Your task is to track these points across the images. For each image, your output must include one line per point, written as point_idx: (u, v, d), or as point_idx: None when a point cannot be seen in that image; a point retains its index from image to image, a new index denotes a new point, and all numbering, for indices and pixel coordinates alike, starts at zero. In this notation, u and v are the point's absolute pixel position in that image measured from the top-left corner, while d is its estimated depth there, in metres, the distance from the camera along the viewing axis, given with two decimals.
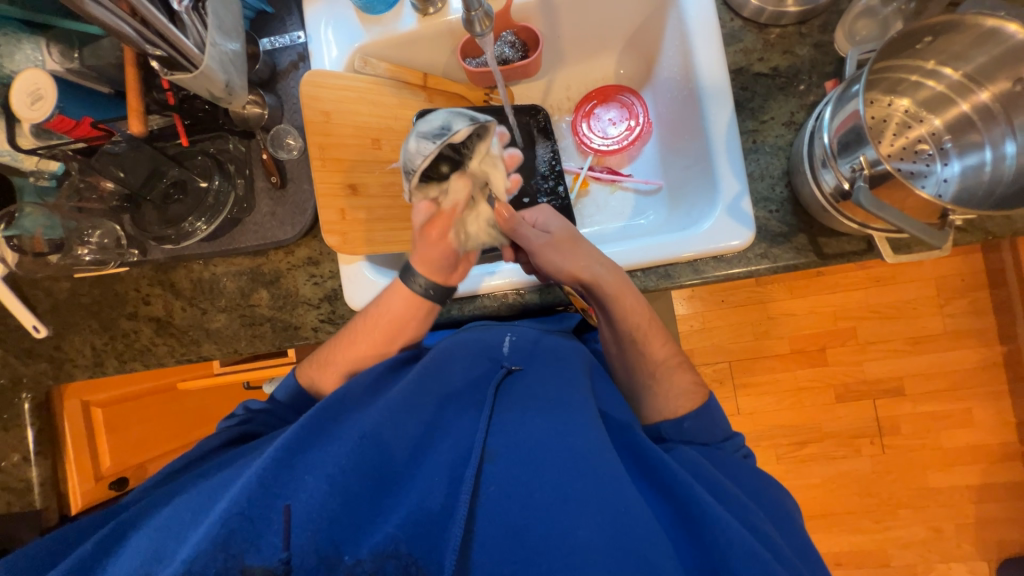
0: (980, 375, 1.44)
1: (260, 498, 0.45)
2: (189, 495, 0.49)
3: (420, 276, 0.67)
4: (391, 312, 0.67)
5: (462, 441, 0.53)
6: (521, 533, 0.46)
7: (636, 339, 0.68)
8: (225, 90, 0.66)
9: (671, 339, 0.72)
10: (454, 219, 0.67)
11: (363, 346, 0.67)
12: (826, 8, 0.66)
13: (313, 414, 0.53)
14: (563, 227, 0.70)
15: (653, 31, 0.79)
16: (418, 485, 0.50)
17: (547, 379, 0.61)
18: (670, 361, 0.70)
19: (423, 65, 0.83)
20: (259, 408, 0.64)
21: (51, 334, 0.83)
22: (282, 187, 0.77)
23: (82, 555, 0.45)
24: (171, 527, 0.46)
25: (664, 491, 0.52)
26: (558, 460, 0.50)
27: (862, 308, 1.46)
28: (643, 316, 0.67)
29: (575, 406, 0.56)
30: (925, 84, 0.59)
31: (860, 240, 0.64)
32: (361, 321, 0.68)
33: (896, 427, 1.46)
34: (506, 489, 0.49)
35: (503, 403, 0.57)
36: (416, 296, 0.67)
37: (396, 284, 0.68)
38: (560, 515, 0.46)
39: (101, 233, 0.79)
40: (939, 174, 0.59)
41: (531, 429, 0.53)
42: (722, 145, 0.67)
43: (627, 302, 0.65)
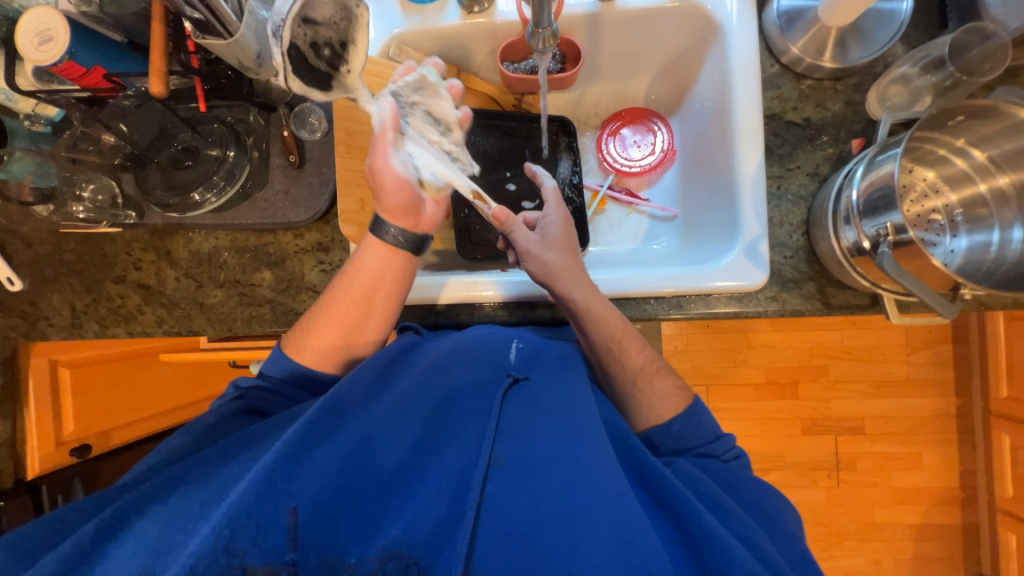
0: (934, 423, 1.52)
1: (261, 501, 0.43)
2: (191, 491, 0.47)
3: (392, 226, 0.62)
4: (366, 270, 0.62)
5: (468, 448, 0.52)
6: (526, 543, 0.46)
7: (613, 349, 0.66)
8: (256, 61, 0.62)
9: (648, 345, 0.69)
10: (391, 142, 0.61)
11: (342, 304, 0.62)
12: (862, 69, 0.68)
13: (318, 409, 0.51)
14: (561, 220, 0.72)
15: (690, 62, 0.80)
16: (424, 491, 0.49)
17: (555, 388, 0.59)
18: (648, 368, 0.67)
19: (457, 60, 0.81)
20: (251, 384, 0.61)
21: (27, 289, 0.78)
22: (300, 167, 0.74)
23: (84, 536, 0.44)
24: (180, 516, 0.45)
25: (666, 508, 0.52)
26: (563, 471, 0.50)
27: (837, 348, 1.52)
28: (621, 326, 0.66)
29: (585, 416, 0.55)
30: (952, 160, 0.62)
31: (865, 294, 0.67)
32: (338, 282, 0.63)
33: (853, 463, 1.54)
34: (513, 498, 0.48)
35: (509, 411, 0.56)
36: (394, 248, 0.63)
37: (367, 240, 0.63)
38: (569, 528, 0.46)
39: (95, 187, 0.74)
40: (947, 245, 0.62)
41: (538, 438, 0.53)
42: (748, 186, 0.68)
43: (600, 311, 0.65)
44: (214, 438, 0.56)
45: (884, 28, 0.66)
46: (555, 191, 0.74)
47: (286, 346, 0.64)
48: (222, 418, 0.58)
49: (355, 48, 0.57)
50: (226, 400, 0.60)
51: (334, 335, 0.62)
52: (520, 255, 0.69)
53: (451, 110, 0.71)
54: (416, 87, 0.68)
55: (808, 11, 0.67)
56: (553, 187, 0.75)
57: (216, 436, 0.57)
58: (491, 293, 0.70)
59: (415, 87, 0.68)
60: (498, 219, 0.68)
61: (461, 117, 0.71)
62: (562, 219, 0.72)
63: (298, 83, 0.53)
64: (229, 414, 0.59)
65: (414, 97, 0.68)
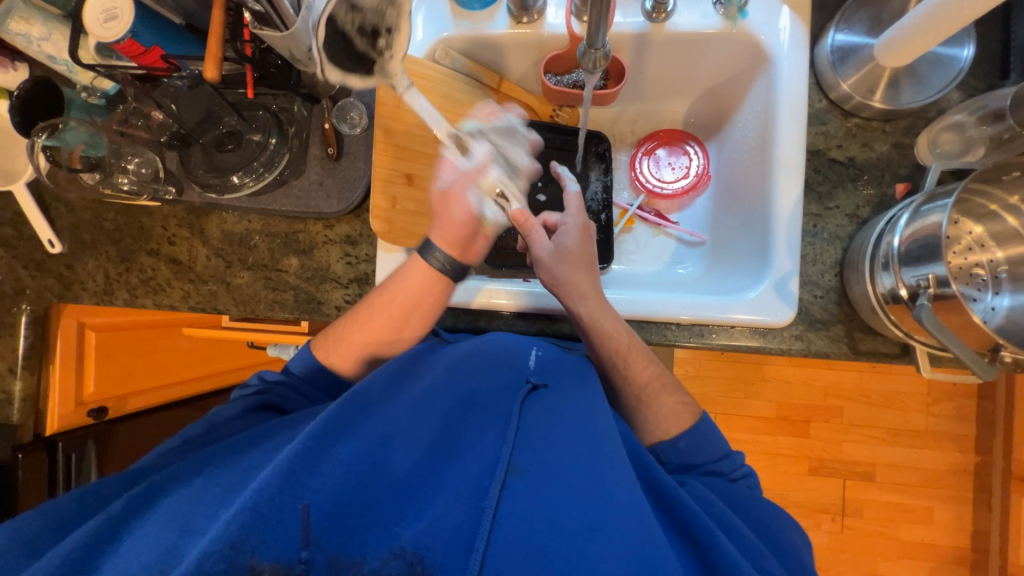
0: (949, 478, 1.47)
1: (281, 495, 0.44)
2: (211, 478, 0.48)
3: (439, 251, 0.63)
4: (406, 290, 0.63)
5: (487, 456, 0.52)
6: (542, 558, 0.45)
7: (618, 364, 0.65)
8: (306, 54, 0.64)
9: (656, 360, 0.68)
10: (472, 180, 0.66)
11: (380, 321, 0.63)
12: (914, 112, 0.67)
13: (340, 405, 0.52)
14: (580, 233, 0.70)
15: (734, 89, 0.79)
16: (443, 494, 0.49)
17: (575, 399, 0.58)
18: (655, 383, 0.66)
19: (501, 67, 0.81)
20: (275, 379, 0.62)
21: (65, 252, 0.81)
22: (336, 159, 0.76)
23: (109, 514, 0.45)
24: (202, 503, 0.46)
25: (685, 535, 0.51)
26: (582, 487, 0.49)
27: (854, 390, 1.48)
28: (627, 342, 0.65)
29: (604, 432, 0.54)
30: (1003, 216, 0.60)
31: (895, 343, 0.65)
32: (376, 296, 0.64)
33: (860, 510, 1.49)
34: (531, 511, 0.47)
35: (530, 420, 0.55)
36: (433, 271, 0.63)
37: (412, 260, 0.64)
38: (586, 549, 0.45)
39: (140, 161, 0.77)
40: (988, 301, 0.60)
41: (557, 450, 0.52)
42: (783, 220, 0.67)
43: (606, 326, 0.65)
44: (234, 425, 0.58)
45: (941, 74, 0.65)
46: (576, 199, 0.73)
47: (315, 348, 0.65)
48: (243, 405, 0.60)
49: (397, 33, 0.55)
50: (248, 391, 0.62)
51: (364, 345, 0.64)
52: (534, 261, 0.69)
53: (524, 159, 0.75)
54: (505, 129, 0.77)
55: (864, 49, 0.66)
56: (575, 194, 0.74)
57: (235, 423, 0.58)
58: (507, 303, 0.70)
59: (495, 130, 0.76)
60: (517, 221, 0.68)
61: (529, 146, 0.78)
62: (580, 231, 0.70)
63: (335, 73, 0.52)
64: (250, 404, 0.60)
65: (495, 137, 0.75)
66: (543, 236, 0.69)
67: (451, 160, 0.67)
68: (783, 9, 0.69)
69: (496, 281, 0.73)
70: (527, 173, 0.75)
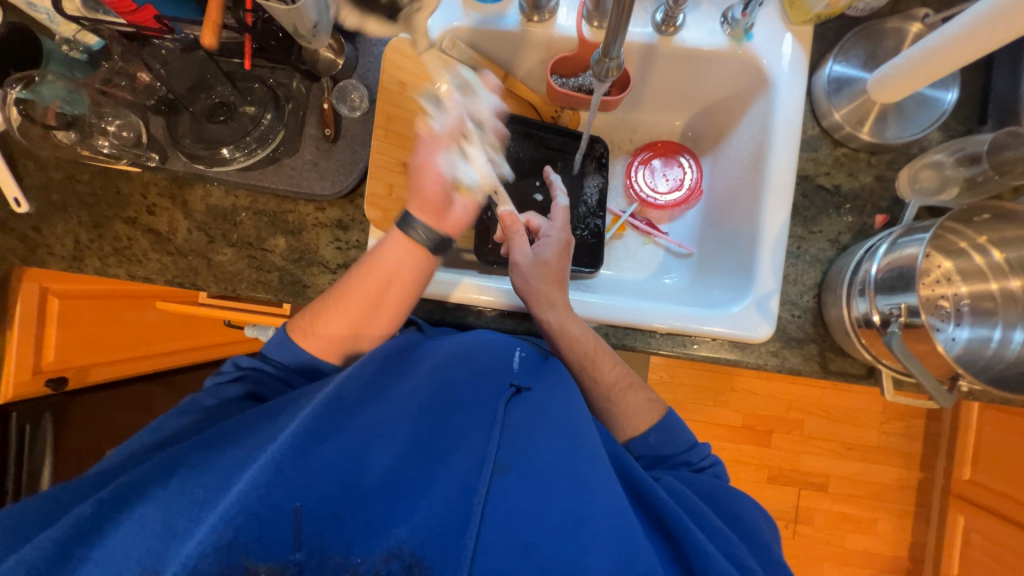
0: (894, 493, 1.56)
1: (271, 495, 0.43)
2: (193, 473, 0.47)
3: (417, 222, 0.62)
4: (385, 261, 0.62)
5: (473, 453, 0.53)
6: (530, 554, 0.45)
7: (585, 366, 0.67)
8: (311, 30, 0.62)
9: (622, 361, 0.70)
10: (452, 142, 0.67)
11: (357, 294, 0.62)
12: (898, 147, 0.70)
13: (321, 405, 0.51)
14: (557, 246, 0.72)
15: (733, 109, 0.81)
16: (433, 493, 0.49)
17: (557, 397, 0.59)
18: (622, 383, 0.68)
19: (507, 61, 0.81)
20: (249, 365, 0.62)
21: (32, 212, 0.76)
22: (333, 141, 0.74)
23: (85, 515, 0.44)
24: (186, 500, 0.45)
25: (662, 528, 0.53)
26: (565, 484, 0.50)
27: (815, 404, 1.55)
28: (593, 341, 0.68)
29: (585, 430, 0.55)
30: (970, 254, 0.64)
31: (862, 365, 0.69)
32: (354, 271, 0.63)
33: (811, 518, 1.57)
34: (516, 508, 0.48)
35: (512, 420, 0.56)
36: (415, 244, 0.63)
37: (391, 233, 0.63)
38: (571, 543, 0.46)
39: (122, 124, 0.73)
40: (949, 332, 0.64)
41: (540, 449, 0.53)
42: (769, 244, 0.70)
43: (573, 331, 0.67)
44: (218, 419, 0.58)
45: (926, 113, 0.68)
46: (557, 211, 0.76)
47: (291, 330, 0.64)
48: (229, 393, 0.60)
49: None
50: (225, 378, 0.61)
51: (343, 323, 0.62)
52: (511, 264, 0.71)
53: (485, 109, 0.74)
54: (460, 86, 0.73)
55: (858, 82, 0.69)
56: (564, 208, 0.77)
57: (223, 416, 0.58)
58: (488, 299, 0.70)
59: (460, 85, 0.73)
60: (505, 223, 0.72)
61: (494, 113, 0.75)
62: (560, 244, 0.73)
63: (355, 15, 0.61)
64: (235, 393, 0.60)
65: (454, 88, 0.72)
66: (524, 242, 0.72)
67: (425, 132, 0.66)
68: (788, 36, 0.71)
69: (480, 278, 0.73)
70: (494, 132, 0.73)
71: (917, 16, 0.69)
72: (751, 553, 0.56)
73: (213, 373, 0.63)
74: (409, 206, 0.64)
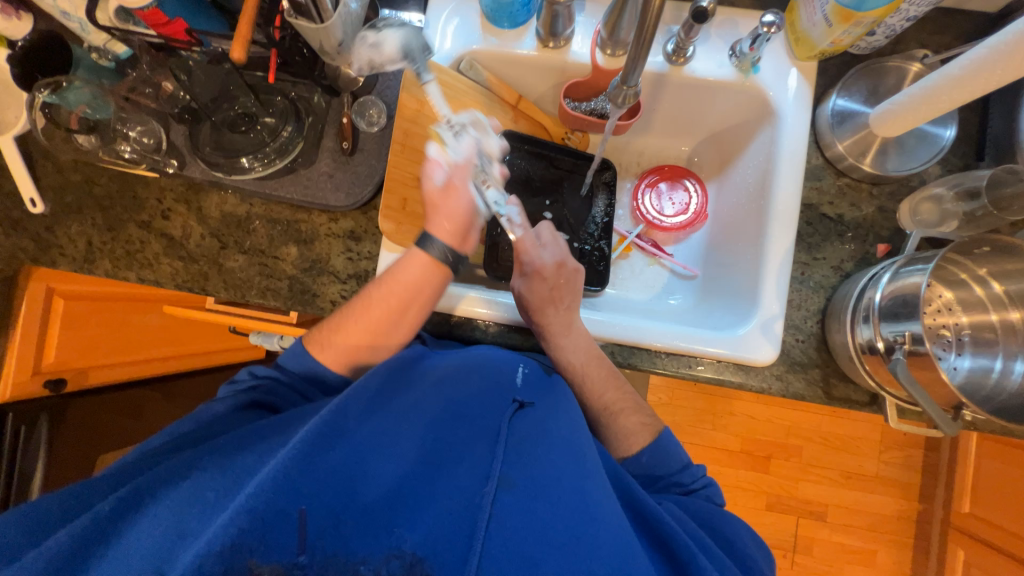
0: (893, 524, 1.54)
1: (277, 500, 0.43)
2: (197, 479, 0.47)
3: (438, 243, 0.64)
4: (406, 279, 0.62)
5: (478, 467, 0.52)
6: (534, 569, 0.45)
7: (574, 384, 0.69)
8: (336, 48, 0.65)
9: (623, 383, 0.70)
10: (468, 172, 0.68)
11: (376, 312, 0.62)
12: (899, 180, 0.72)
13: (327, 413, 0.50)
14: (552, 265, 0.71)
15: (740, 137, 0.83)
16: (437, 503, 0.48)
17: (561, 416, 0.59)
18: (611, 408, 0.68)
19: (521, 84, 0.84)
20: (265, 373, 0.63)
21: (47, 213, 0.77)
22: (350, 154, 0.75)
23: (96, 516, 0.44)
24: (191, 507, 0.45)
25: (664, 550, 0.52)
26: (569, 501, 0.49)
27: (814, 430, 1.54)
28: (586, 357, 0.69)
29: (588, 451, 0.55)
30: (971, 285, 0.66)
31: (865, 393, 0.69)
32: (373, 287, 0.63)
33: (810, 548, 1.54)
34: (520, 524, 0.48)
35: (515, 434, 0.56)
36: (436, 263, 0.63)
37: (413, 252, 0.64)
38: (574, 560, 0.46)
39: (143, 130, 0.75)
40: (951, 361, 0.65)
41: (545, 466, 0.52)
42: (773, 269, 0.71)
43: (579, 344, 0.69)
44: (224, 427, 0.57)
45: (926, 148, 0.71)
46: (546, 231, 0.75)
47: (308, 343, 0.64)
48: (235, 402, 0.59)
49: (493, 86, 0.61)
50: (239, 387, 0.62)
51: (361, 336, 0.62)
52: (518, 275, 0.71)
53: (496, 148, 0.71)
54: (467, 125, 0.71)
55: (861, 115, 0.71)
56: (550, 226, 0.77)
57: (228, 425, 0.58)
58: (485, 312, 0.72)
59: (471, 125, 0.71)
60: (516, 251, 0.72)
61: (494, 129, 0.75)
62: (555, 264, 0.71)
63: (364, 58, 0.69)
64: (239, 402, 0.60)
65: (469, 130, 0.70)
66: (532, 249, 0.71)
67: (434, 158, 0.67)
68: (792, 70, 0.75)
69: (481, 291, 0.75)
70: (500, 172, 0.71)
71: (917, 57, 0.72)
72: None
73: (227, 381, 0.63)
74: (428, 225, 0.65)
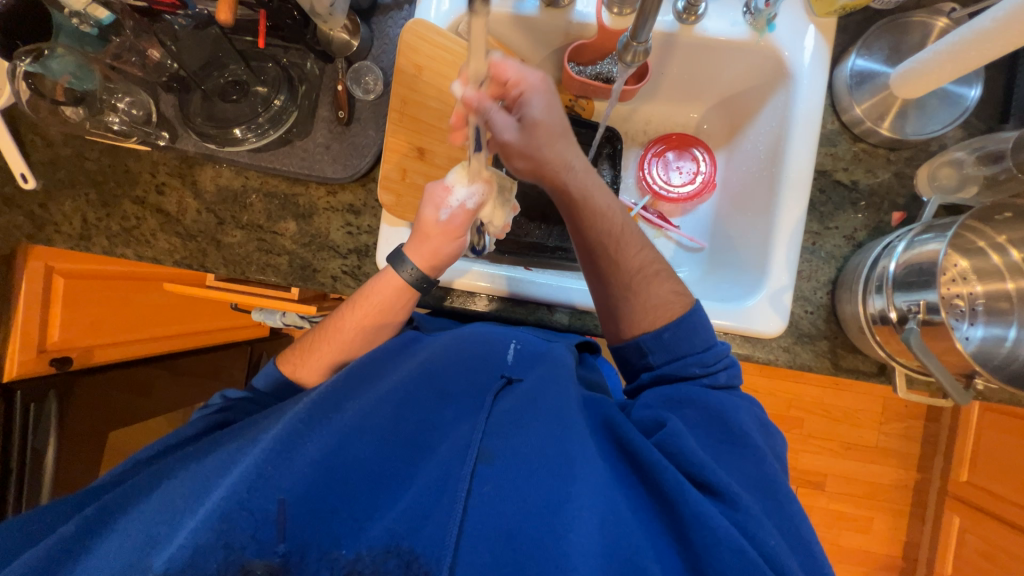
0: (891, 492, 1.57)
1: (252, 496, 0.43)
2: (198, 467, 0.49)
3: (411, 264, 0.60)
4: (377, 298, 0.61)
5: (459, 441, 0.50)
6: (513, 541, 0.43)
7: (609, 249, 0.61)
8: (328, 9, 0.64)
9: (648, 247, 0.63)
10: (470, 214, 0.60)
11: (348, 333, 0.62)
12: (918, 144, 0.70)
13: (308, 404, 0.51)
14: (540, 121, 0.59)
15: (751, 101, 0.80)
16: (417, 482, 0.47)
17: (549, 385, 0.56)
18: (647, 271, 0.61)
19: (524, 49, 0.80)
20: (238, 396, 0.61)
21: (39, 188, 0.75)
22: (347, 124, 0.73)
23: (64, 535, 0.44)
24: (164, 512, 0.44)
25: (659, 497, 0.49)
26: (548, 465, 0.48)
27: (815, 403, 1.55)
28: (606, 206, 0.61)
29: (574, 415, 0.53)
30: (988, 254, 0.64)
31: (873, 363, 0.68)
32: (347, 307, 0.63)
33: (808, 516, 1.58)
34: (501, 496, 0.46)
35: (501, 410, 0.54)
36: (405, 284, 0.61)
37: (384, 272, 0.61)
38: (554, 521, 0.44)
39: (131, 101, 0.72)
40: (964, 331, 0.64)
41: (528, 436, 0.50)
42: (784, 240, 0.69)
43: (599, 203, 0.61)
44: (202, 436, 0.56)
45: (947, 110, 0.68)
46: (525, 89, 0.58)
47: (282, 363, 0.64)
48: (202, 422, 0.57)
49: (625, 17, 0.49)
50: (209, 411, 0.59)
51: (332, 356, 0.63)
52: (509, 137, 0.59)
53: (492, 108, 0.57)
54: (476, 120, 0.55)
55: (881, 76, 0.68)
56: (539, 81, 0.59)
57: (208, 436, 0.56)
58: (487, 285, 0.71)
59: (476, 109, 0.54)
60: (469, 104, 0.50)
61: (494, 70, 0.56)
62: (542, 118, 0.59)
63: None
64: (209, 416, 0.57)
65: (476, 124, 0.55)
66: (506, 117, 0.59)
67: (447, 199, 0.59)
68: (810, 28, 0.71)
69: (483, 265, 0.74)
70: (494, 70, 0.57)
71: (943, 11, 0.68)
72: (778, 532, 0.47)
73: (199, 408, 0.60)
74: (404, 246, 0.61)
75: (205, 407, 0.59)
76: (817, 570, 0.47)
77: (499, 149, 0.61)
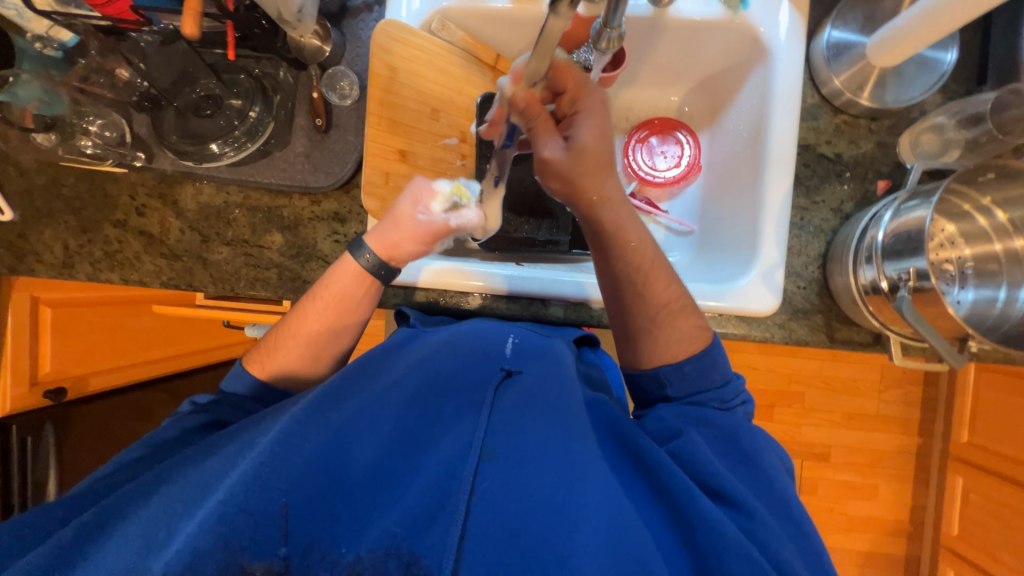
0: (895, 458, 1.59)
1: (249, 498, 0.42)
2: (197, 467, 0.48)
3: (369, 251, 0.58)
4: (342, 287, 0.58)
5: (461, 438, 0.50)
6: (515, 536, 0.44)
7: (637, 282, 0.58)
8: (295, 15, 0.63)
9: (677, 283, 0.60)
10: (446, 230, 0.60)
11: (313, 323, 0.58)
12: (899, 112, 0.70)
13: (306, 406, 0.49)
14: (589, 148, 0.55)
15: (731, 82, 0.79)
16: (418, 481, 0.47)
17: (548, 379, 0.56)
18: (673, 307, 0.58)
19: (499, 43, 0.79)
20: (209, 400, 0.58)
21: (17, 220, 0.73)
22: (325, 131, 0.72)
23: (59, 541, 0.43)
24: (160, 518, 0.43)
25: (669, 504, 0.48)
26: (551, 462, 0.48)
27: (816, 376, 1.56)
28: (641, 245, 0.58)
29: (576, 411, 0.53)
30: (975, 216, 0.65)
31: (868, 333, 0.69)
32: (310, 298, 0.59)
33: (815, 487, 1.59)
34: (503, 491, 0.46)
35: (503, 404, 0.53)
36: (366, 269, 0.59)
37: (344, 258, 0.59)
38: (559, 521, 0.44)
39: (104, 124, 0.70)
40: (955, 295, 0.64)
41: (530, 432, 0.50)
42: (772, 218, 0.69)
43: (628, 238, 0.58)
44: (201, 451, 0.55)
45: (926, 76, 0.68)
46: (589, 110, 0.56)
47: (249, 363, 0.59)
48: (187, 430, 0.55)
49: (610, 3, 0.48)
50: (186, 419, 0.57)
51: (300, 349, 0.59)
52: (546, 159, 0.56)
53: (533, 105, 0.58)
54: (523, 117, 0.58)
55: (857, 46, 0.68)
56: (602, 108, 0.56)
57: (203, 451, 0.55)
58: (478, 284, 0.70)
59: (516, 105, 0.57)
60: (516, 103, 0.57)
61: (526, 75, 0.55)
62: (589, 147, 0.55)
63: None
64: (199, 425, 0.56)
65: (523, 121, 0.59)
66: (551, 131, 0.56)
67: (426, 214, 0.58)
68: (783, 3, 0.70)
69: (475, 264, 0.73)
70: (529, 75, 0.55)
71: None
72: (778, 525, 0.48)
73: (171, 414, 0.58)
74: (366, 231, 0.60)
75: (175, 413, 0.57)
76: (821, 571, 0.47)
77: (537, 164, 0.57)
